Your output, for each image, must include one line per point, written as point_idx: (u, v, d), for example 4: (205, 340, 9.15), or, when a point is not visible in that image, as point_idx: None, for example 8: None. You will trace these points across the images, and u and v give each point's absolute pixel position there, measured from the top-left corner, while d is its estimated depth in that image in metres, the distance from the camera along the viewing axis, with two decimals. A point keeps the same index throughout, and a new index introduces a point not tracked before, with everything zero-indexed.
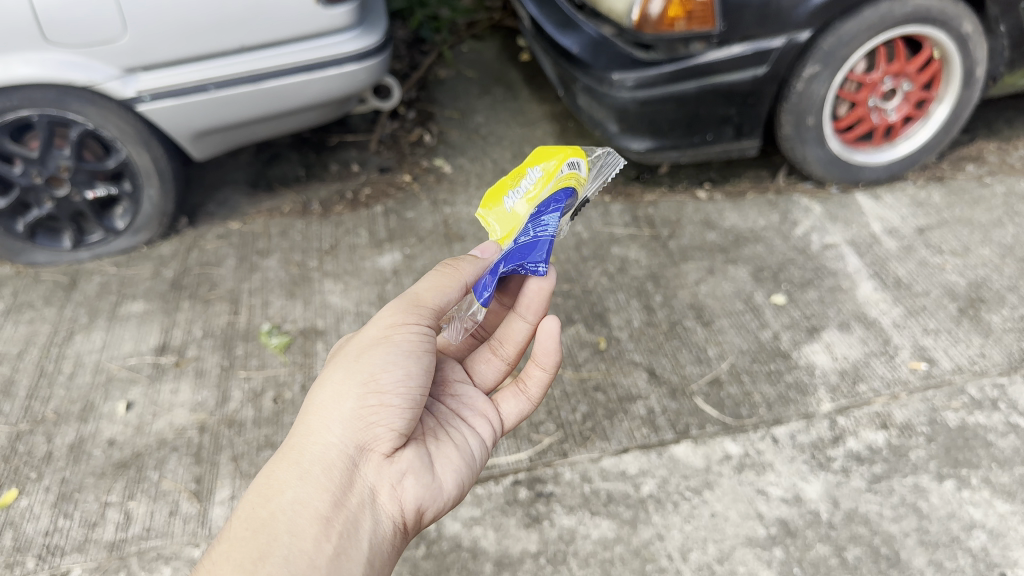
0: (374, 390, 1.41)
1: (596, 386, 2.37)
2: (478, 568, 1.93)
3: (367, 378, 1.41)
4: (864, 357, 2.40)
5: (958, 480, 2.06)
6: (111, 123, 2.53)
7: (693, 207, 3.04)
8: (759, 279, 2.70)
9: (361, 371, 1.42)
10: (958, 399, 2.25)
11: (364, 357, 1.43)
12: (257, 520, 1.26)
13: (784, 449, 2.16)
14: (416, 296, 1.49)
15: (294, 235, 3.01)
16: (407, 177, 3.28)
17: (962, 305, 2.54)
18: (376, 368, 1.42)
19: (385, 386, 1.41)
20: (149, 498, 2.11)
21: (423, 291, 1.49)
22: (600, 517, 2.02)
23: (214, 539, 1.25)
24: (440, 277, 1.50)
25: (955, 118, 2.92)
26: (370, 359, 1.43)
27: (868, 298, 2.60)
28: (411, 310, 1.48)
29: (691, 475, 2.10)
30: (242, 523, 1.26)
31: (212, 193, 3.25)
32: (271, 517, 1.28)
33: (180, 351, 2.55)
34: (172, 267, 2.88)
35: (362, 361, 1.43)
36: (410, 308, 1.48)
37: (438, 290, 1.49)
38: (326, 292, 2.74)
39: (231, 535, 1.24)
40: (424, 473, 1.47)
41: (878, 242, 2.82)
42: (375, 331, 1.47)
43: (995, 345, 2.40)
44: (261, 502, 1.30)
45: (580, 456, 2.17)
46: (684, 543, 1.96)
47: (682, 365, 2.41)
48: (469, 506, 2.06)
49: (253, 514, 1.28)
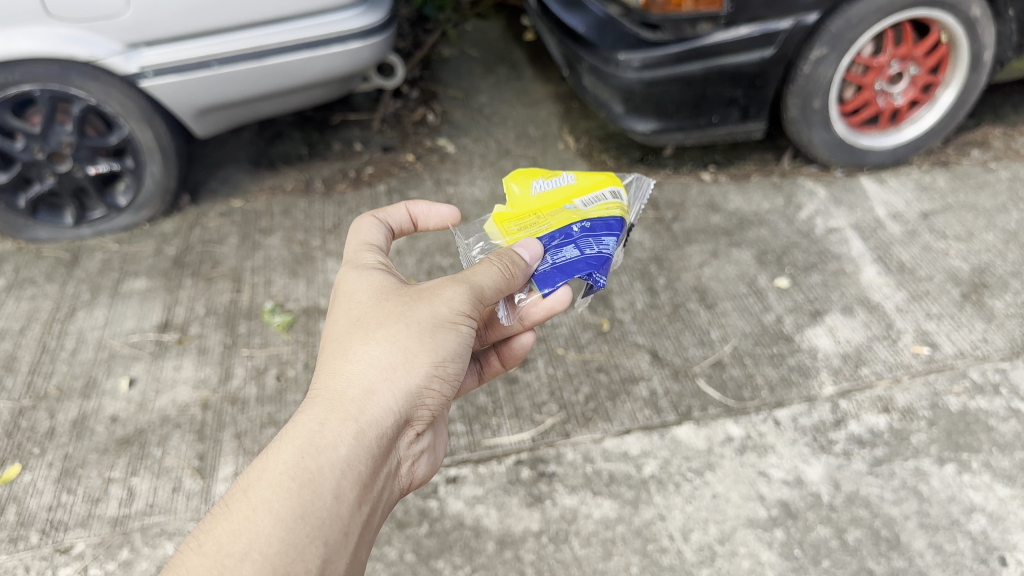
0: (440, 373, 1.37)
1: (599, 367, 2.37)
2: (480, 547, 1.94)
3: (439, 360, 1.36)
4: (866, 341, 2.40)
5: (959, 464, 2.06)
6: (113, 98, 2.51)
7: (697, 189, 3.04)
8: (762, 262, 2.70)
9: (435, 354, 1.35)
10: (960, 383, 2.26)
11: (440, 340, 1.35)
12: (306, 483, 1.16)
13: (785, 432, 2.16)
14: (481, 291, 1.38)
15: (296, 214, 3.00)
16: (410, 156, 3.27)
17: (965, 290, 2.54)
18: (444, 353, 1.37)
19: (449, 376, 1.40)
20: (152, 474, 2.12)
21: (488, 287, 1.38)
22: (601, 497, 2.03)
23: (255, 492, 1.14)
24: (502, 279, 1.40)
25: (961, 103, 2.91)
26: (440, 342, 1.36)
27: (872, 282, 2.60)
28: (479, 305, 1.38)
29: (693, 457, 2.11)
30: (291, 482, 1.16)
31: (214, 171, 3.24)
32: (318, 473, 1.19)
33: (182, 329, 2.54)
34: (175, 245, 2.88)
35: (437, 342, 1.35)
36: (478, 302, 1.38)
37: (498, 291, 1.40)
38: (329, 271, 2.73)
39: (276, 494, 1.14)
40: (425, 440, 1.51)
41: (882, 226, 2.81)
42: (446, 310, 1.36)
43: (998, 331, 2.40)
44: (307, 456, 1.20)
45: (582, 437, 2.18)
46: (685, 524, 1.96)
47: (684, 348, 2.42)
48: (472, 485, 2.07)
49: (299, 466, 1.18)
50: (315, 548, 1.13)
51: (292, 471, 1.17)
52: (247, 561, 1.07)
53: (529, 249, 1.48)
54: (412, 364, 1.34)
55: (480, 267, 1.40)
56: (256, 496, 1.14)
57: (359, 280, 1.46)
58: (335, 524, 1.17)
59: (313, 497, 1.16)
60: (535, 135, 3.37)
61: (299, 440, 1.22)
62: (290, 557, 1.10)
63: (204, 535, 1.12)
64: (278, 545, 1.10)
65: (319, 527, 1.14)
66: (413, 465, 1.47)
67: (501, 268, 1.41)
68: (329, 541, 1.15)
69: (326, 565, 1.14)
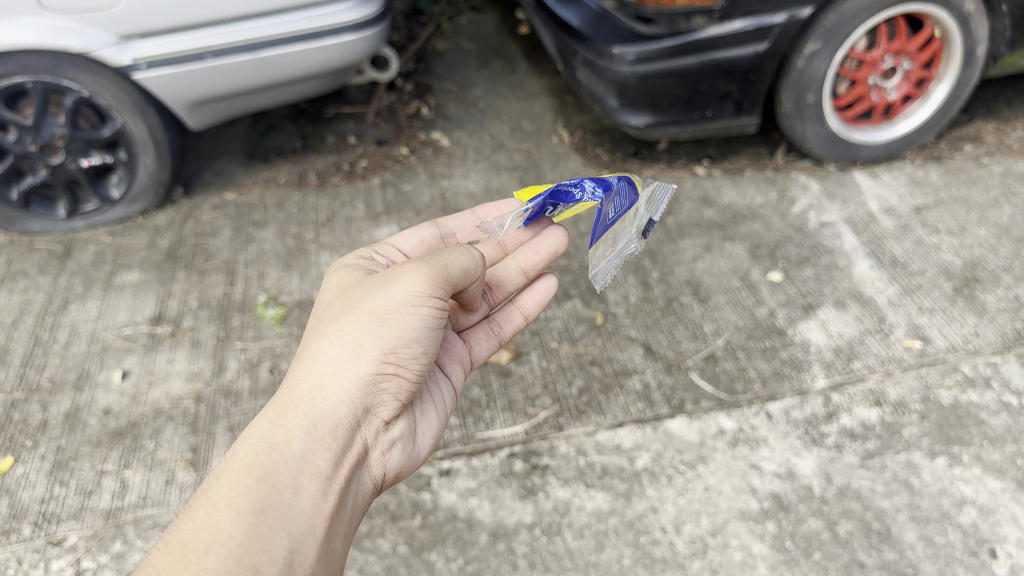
0: (394, 358, 1.42)
1: (592, 360, 2.38)
2: (473, 539, 1.95)
3: (391, 346, 1.42)
4: (859, 334, 2.41)
5: (950, 457, 2.08)
6: (106, 90, 2.51)
7: (691, 183, 3.04)
8: (756, 256, 2.70)
9: (386, 340, 1.41)
10: (952, 376, 2.27)
11: (390, 325, 1.41)
12: (262, 477, 1.22)
13: (778, 425, 2.17)
14: (443, 270, 1.43)
15: (290, 207, 2.99)
16: (404, 149, 3.26)
17: (958, 285, 2.55)
18: (401, 339, 1.42)
19: (404, 360, 1.44)
20: (145, 467, 2.12)
21: (449, 266, 1.46)
22: (594, 489, 2.03)
23: (213, 490, 1.21)
24: (464, 259, 1.49)
25: (954, 98, 2.91)
26: (394, 326, 1.42)
27: (864, 276, 2.61)
28: (439, 286, 1.45)
29: (686, 449, 2.12)
30: (249, 479, 1.22)
31: (208, 164, 3.23)
32: (274, 467, 1.25)
33: (175, 322, 2.54)
34: (168, 237, 2.87)
35: (387, 328, 1.41)
36: (438, 284, 1.45)
37: (459, 269, 1.48)
38: (322, 263, 2.73)
39: (235, 490, 1.20)
40: (400, 428, 1.53)
41: (875, 220, 2.82)
42: (398, 297, 1.42)
43: (989, 325, 2.41)
44: (267, 453, 1.27)
45: (575, 430, 2.18)
46: (678, 516, 1.97)
47: (678, 341, 2.42)
48: (465, 478, 2.08)
49: (256, 463, 1.25)
50: (279, 538, 1.18)
51: (249, 467, 1.24)
52: (210, 552, 1.12)
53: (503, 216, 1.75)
54: (364, 353, 1.40)
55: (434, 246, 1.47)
56: (216, 494, 1.20)
57: (326, 293, 1.57)
58: (296, 513, 1.22)
59: (271, 490, 1.22)
60: (529, 129, 3.37)
61: (259, 439, 1.29)
62: (251, 545, 1.14)
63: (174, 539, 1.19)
64: (240, 536, 1.15)
65: (281, 518, 1.20)
66: (389, 456, 1.50)
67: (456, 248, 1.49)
68: (293, 530, 1.20)
69: (291, 553, 1.18)
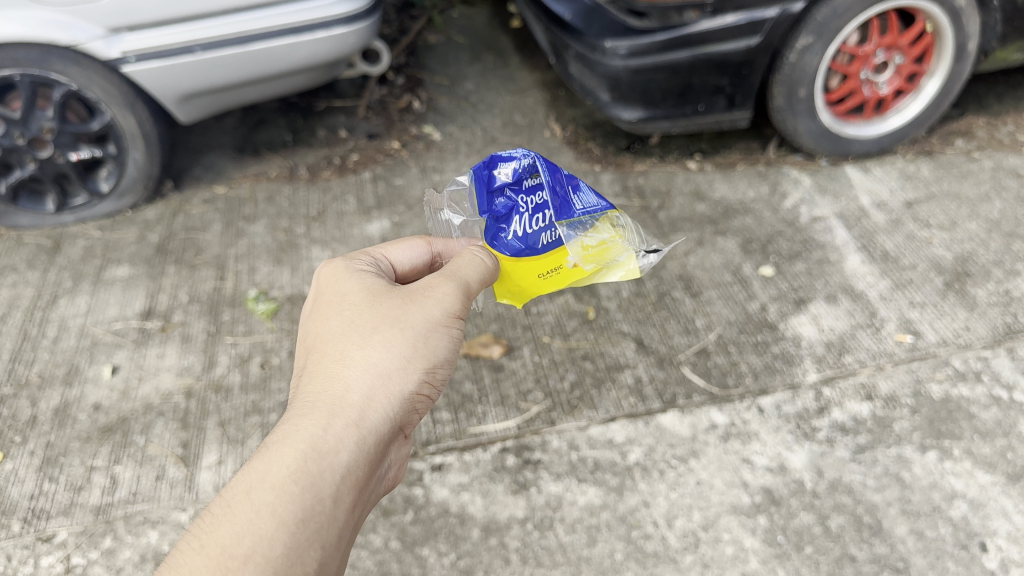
0: (430, 378, 1.35)
1: (584, 355, 2.38)
2: (465, 534, 1.94)
3: (431, 365, 1.34)
4: (850, 329, 2.42)
5: (941, 451, 2.08)
6: (95, 84, 2.49)
7: (683, 177, 3.04)
8: (747, 251, 2.71)
9: (428, 358, 1.33)
10: (943, 370, 2.28)
11: (433, 343, 1.34)
12: (310, 488, 1.13)
13: (769, 419, 2.17)
14: (468, 287, 1.39)
15: (281, 201, 2.98)
16: (395, 143, 3.25)
17: (948, 279, 2.56)
18: (437, 355, 1.35)
19: (437, 380, 1.37)
20: (135, 462, 2.11)
21: (476, 280, 1.39)
22: (586, 484, 2.03)
23: (257, 495, 1.10)
24: (486, 271, 1.41)
25: (946, 93, 2.92)
26: (435, 343, 1.35)
27: (856, 270, 2.61)
28: (467, 303, 1.39)
29: (677, 444, 2.12)
30: (294, 487, 1.12)
31: (198, 157, 3.21)
32: (321, 477, 1.15)
33: (165, 317, 2.53)
34: (158, 232, 2.86)
35: (429, 346, 1.34)
36: (466, 299, 1.39)
37: (484, 283, 1.41)
38: (313, 258, 2.72)
39: (279, 497, 1.10)
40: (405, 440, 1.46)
41: (866, 214, 2.83)
42: (439, 313, 1.36)
43: (980, 319, 2.42)
44: (308, 460, 1.15)
45: (568, 425, 2.18)
46: (669, 510, 1.97)
47: (670, 336, 2.42)
48: (457, 473, 2.07)
49: (304, 470, 1.14)
50: (316, 551, 1.09)
51: (297, 475, 1.13)
52: (250, 562, 1.03)
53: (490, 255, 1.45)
54: (409, 369, 1.31)
55: (463, 262, 1.41)
56: (260, 499, 1.10)
57: (353, 286, 1.42)
58: (333, 525, 1.13)
59: (314, 498, 1.12)
60: (521, 123, 3.37)
61: (304, 445, 1.17)
62: (292, 558, 1.06)
63: (202, 542, 1.07)
64: (284, 549, 1.06)
65: (320, 531, 1.11)
66: (391, 469, 1.42)
67: (480, 260, 1.42)
68: (328, 544, 1.12)
69: (323, 568, 1.10)
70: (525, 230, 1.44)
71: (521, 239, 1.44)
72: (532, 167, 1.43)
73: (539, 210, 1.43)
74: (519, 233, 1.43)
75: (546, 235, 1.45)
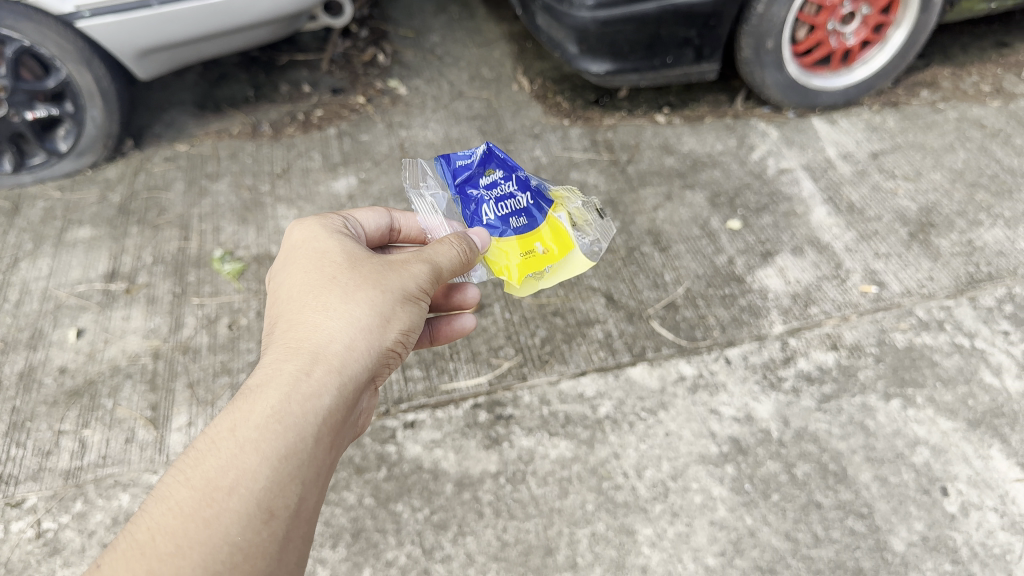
0: (403, 341, 1.35)
1: (555, 311, 2.38)
2: (438, 489, 1.96)
3: (405, 329, 1.34)
4: (816, 281, 2.44)
5: (904, 399, 2.13)
6: (49, 40, 2.41)
7: (651, 131, 3.03)
8: (715, 204, 2.71)
9: (404, 322, 1.33)
10: (906, 320, 2.32)
11: (408, 309, 1.33)
12: (291, 430, 1.13)
13: (736, 370, 2.21)
14: (442, 266, 1.38)
15: (244, 158, 2.93)
16: (360, 98, 3.19)
17: (913, 230, 2.59)
18: (412, 322, 1.35)
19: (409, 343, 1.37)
20: (103, 425, 2.09)
21: (451, 260, 1.38)
22: (558, 437, 2.05)
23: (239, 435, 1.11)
24: (462, 252, 1.40)
25: (912, 43, 2.92)
26: (410, 309, 1.34)
27: (822, 222, 2.63)
28: (441, 277, 1.39)
29: (646, 396, 2.15)
30: (276, 429, 1.12)
31: (158, 115, 3.14)
32: (300, 423, 1.15)
33: (130, 278, 2.49)
34: (119, 192, 2.80)
35: (405, 310, 1.33)
36: (440, 275, 1.38)
37: (458, 264, 1.40)
38: (279, 217, 2.68)
39: (263, 435, 1.11)
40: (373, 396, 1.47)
41: (832, 166, 2.84)
42: (417, 282, 1.34)
43: (943, 269, 2.46)
44: (291, 402, 1.16)
45: (539, 380, 2.20)
46: (639, 461, 2.00)
47: (639, 291, 2.43)
48: (430, 430, 2.08)
49: (283, 414, 1.15)
50: (297, 487, 1.11)
51: (277, 418, 1.14)
52: (234, 495, 1.05)
53: (480, 236, 1.47)
54: (386, 328, 1.31)
55: (441, 244, 1.39)
56: (244, 436, 1.11)
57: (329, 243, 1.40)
58: (315, 464, 1.15)
59: (297, 438, 1.13)
60: (488, 76, 3.32)
61: (283, 390, 1.17)
62: (275, 493, 1.08)
63: (186, 473, 1.08)
64: (265, 484, 1.08)
65: (299, 471, 1.12)
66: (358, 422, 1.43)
67: (462, 247, 1.40)
68: (306, 484, 1.13)
69: (304, 504, 1.12)
70: (493, 216, 1.53)
71: (494, 223, 1.53)
72: (487, 161, 1.54)
73: (503, 197, 1.54)
74: (491, 219, 1.53)
75: (514, 220, 1.54)
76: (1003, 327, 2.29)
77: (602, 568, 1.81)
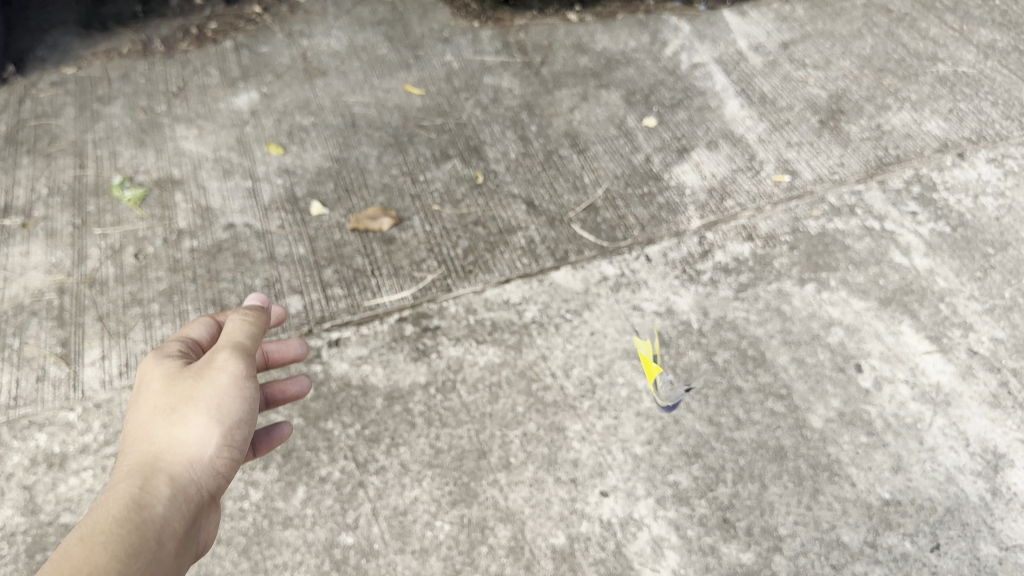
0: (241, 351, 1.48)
1: (476, 221, 2.34)
2: (368, 404, 1.92)
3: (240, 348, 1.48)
4: (730, 174, 2.47)
5: (818, 283, 2.19)
6: None
7: (563, 30, 2.96)
8: (631, 103, 2.69)
9: (239, 383, 1.45)
10: (819, 207, 2.37)
11: (237, 381, 1.45)
12: (159, 530, 1.27)
13: (656, 267, 2.23)
14: (243, 346, 1.49)
15: (137, 79, 2.77)
16: (258, 9, 3.03)
17: (824, 118, 2.62)
18: (240, 344, 1.50)
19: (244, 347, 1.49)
20: (11, 366, 2.01)
21: (246, 338, 1.50)
22: (485, 345, 2.05)
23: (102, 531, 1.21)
24: (252, 329, 1.53)
25: None
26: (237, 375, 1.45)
27: (735, 115, 2.64)
28: (248, 350, 1.50)
29: (571, 299, 2.16)
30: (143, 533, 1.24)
31: (39, 36, 2.93)
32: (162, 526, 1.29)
33: (25, 212, 2.36)
34: (4, 121, 2.63)
35: (233, 380, 1.44)
36: (247, 349, 1.50)
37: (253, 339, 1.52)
38: (180, 138, 2.56)
39: (127, 519, 1.24)
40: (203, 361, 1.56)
41: (744, 58, 2.84)
42: (233, 363, 1.45)
43: (853, 155, 2.50)
44: (158, 502, 1.30)
45: (464, 290, 2.17)
46: (567, 361, 2.03)
47: (559, 195, 2.42)
48: (356, 346, 2.04)
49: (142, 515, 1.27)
50: (163, 529, 1.28)
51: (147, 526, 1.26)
52: (157, 547, 1.24)
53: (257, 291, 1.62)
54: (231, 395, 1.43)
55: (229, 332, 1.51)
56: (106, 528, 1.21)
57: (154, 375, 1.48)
58: (175, 529, 1.30)
59: (169, 531, 1.29)
60: None
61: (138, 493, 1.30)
62: (153, 553, 1.23)
63: (73, 537, 1.18)
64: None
65: (163, 554, 1.26)
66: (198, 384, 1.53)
67: (248, 323, 1.53)
68: (168, 562, 1.27)
69: (173, 539, 1.29)
70: None
71: None
72: None
73: None
74: None
75: None
76: (910, 208, 2.37)
77: (536, 467, 1.84)
